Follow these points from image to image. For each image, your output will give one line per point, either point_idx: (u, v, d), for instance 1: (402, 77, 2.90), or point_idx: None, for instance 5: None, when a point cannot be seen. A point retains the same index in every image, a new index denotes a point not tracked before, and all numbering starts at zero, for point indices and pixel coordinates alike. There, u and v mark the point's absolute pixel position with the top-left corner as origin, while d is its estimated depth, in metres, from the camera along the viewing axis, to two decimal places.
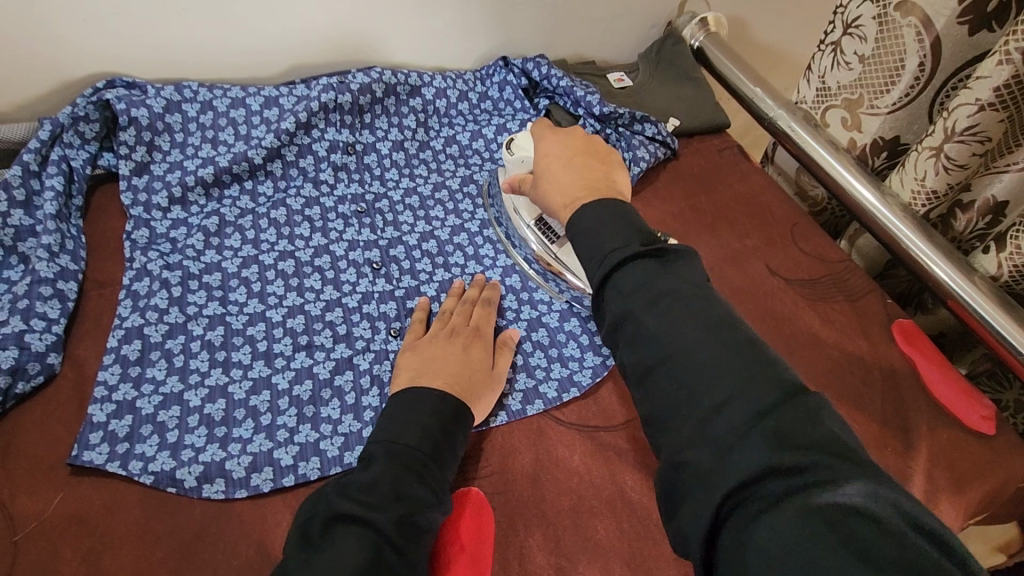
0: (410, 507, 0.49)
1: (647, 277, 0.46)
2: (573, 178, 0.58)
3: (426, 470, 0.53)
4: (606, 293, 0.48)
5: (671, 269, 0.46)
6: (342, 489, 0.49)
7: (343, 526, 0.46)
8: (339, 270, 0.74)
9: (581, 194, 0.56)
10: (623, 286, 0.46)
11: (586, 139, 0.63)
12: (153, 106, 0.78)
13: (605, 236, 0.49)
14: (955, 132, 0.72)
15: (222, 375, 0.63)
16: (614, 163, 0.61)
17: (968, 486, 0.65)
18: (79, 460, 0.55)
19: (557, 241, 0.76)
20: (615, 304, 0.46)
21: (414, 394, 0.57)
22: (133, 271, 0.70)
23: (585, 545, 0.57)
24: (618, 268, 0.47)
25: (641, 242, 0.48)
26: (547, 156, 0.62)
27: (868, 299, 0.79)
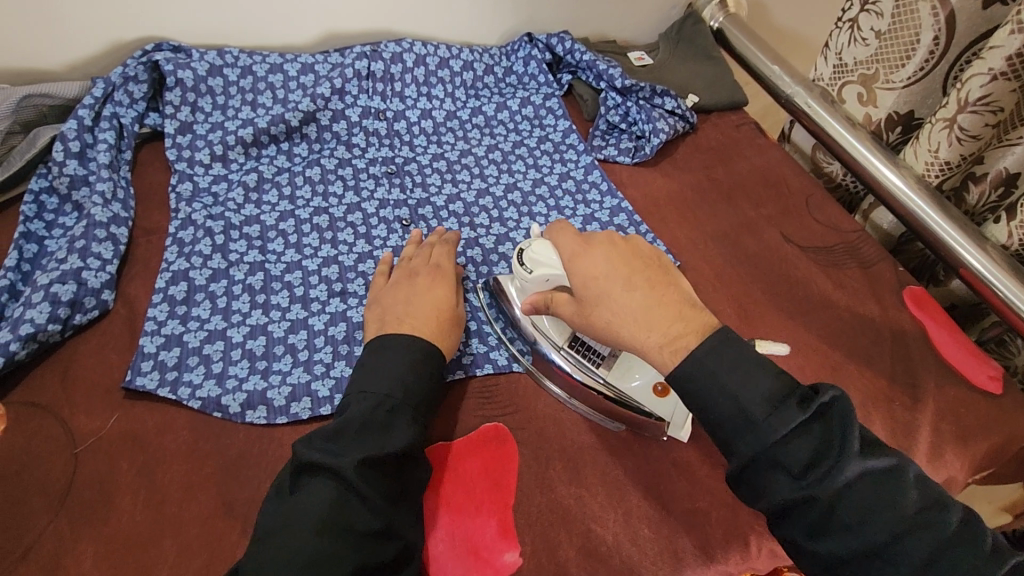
0: (367, 450, 0.50)
1: (817, 452, 0.44)
2: (648, 308, 0.52)
3: (397, 416, 0.54)
4: (768, 473, 0.45)
5: (838, 433, 0.45)
6: (307, 439, 0.51)
7: (311, 475, 0.49)
8: (371, 226, 0.78)
9: (679, 333, 0.50)
10: (794, 468, 0.44)
11: (629, 244, 0.55)
12: (198, 69, 0.82)
13: (743, 395, 0.47)
14: (967, 102, 0.74)
15: (262, 316, 0.67)
16: (671, 270, 0.56)
17: (973, 441, 0.67)
18: (132, 385, 0.60)
19: (603, 361, 0.62)
20: (785, 487, 0.44)
21: (381, 345, 0.58)
22: (178, 221, 0.74)
23: (604, 478, 0.60)
24: (780, 444, 0.45)
25: (795, 404, 0.46)
26: (596, 279, 0.54)
27: (880, 266, 0.81)
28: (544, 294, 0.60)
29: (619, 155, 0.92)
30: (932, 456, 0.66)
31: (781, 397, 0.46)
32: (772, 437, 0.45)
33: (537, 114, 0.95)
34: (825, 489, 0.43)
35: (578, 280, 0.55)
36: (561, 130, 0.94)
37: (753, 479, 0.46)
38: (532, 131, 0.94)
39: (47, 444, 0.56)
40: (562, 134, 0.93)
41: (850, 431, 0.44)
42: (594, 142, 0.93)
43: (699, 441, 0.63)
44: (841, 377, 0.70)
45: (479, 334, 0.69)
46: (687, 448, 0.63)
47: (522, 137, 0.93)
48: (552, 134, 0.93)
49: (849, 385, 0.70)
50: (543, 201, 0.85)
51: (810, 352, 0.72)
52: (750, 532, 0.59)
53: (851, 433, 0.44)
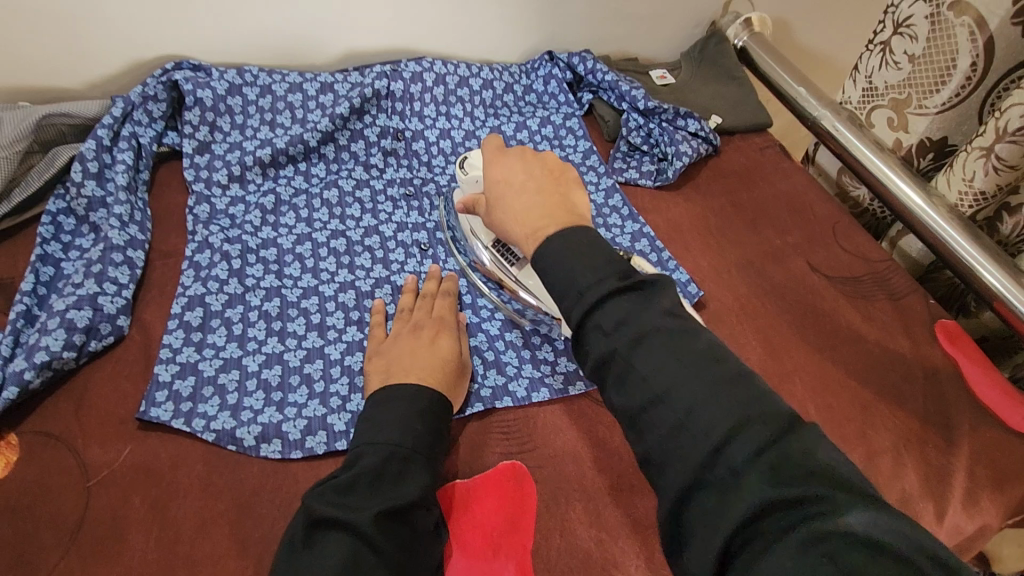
0: (385, 504, 0.48)
1: (629, 312, 0.44)
2: (528, 206, 0.53)
3: (410, 465, 0.52)
4: (584, 334, 0.45)
5: (651, 298, 0.44)
6: (319, 492, 0.49)
7: (324, 531, 0.47)
8: (388, 250, 0.77)
9: (545, 224, 0.50)
10: (606, 325, 0.44)
11: (539, 157, 0.57)
12: (217, 88, 0.81)
13: (577, 269, 0.46)
14: (1006, 132, 0.71)
15: (278, 344, 0.66)
16: (572, 183, 0.56)
17: (1010, 487, 0.65)
18: (146, 416, 0.59)
19: (516, 263, 0.69)
20: (599, 346, 0.44)
21: (380, 395, 0.57)
22: (195, 244, 0.73)
23: (625, 522, 0.58)
24: (597, 306, 0.44)
25: (616, 275, 0.45)
26: (498, 183, 0.57)
27: (910, 298, 0.79)
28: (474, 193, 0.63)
29: (640, 177, 0.90)
30: (966, 503, 0.63)
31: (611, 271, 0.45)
32: (586, 297, 0.44)
33: (557, 134, 0.94)
34: (629, 345, 0.43)
35: (488, 186, 0.58)
36: (581, 150, 0.92)
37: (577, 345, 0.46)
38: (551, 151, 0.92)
39: (60, 475, 0.56)
40: (582, 155, 0.92)
41: (661, 296, 0.45)
42: (614, 164, 0.91)
43: None
44: (870, 415, 0.68)
45: (497, 365, 0.67)
46: None
47: None
48: (572, 154, 0.92)
49: (877, 424, 0.68)
50: None
51: (837, 388, 0.70)
52: None
53: (664, 303, 0.44)
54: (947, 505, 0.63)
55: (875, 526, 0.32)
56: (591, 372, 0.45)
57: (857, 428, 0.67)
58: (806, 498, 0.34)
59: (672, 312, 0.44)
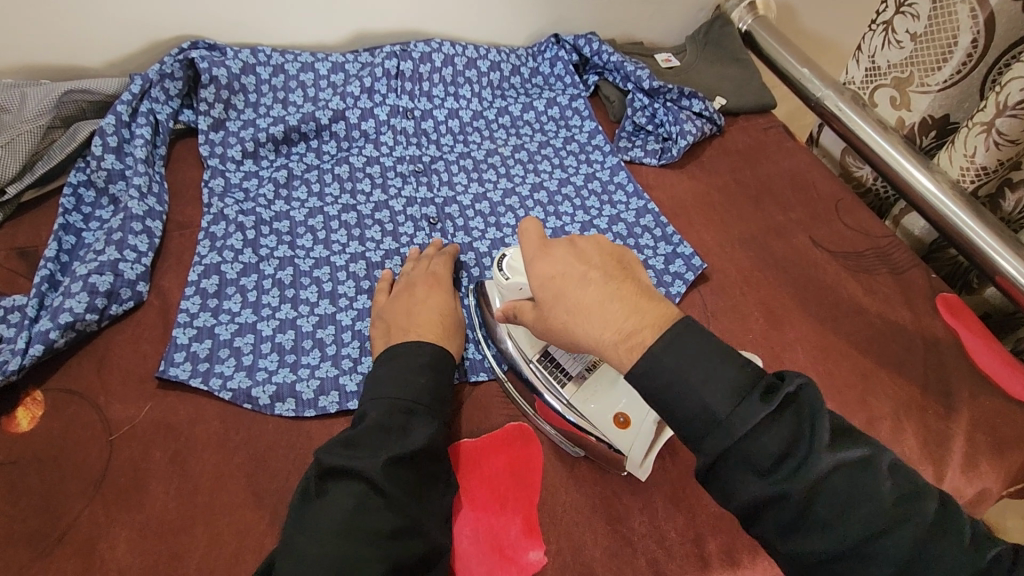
0: (391, 453, 0.51)
1: (785, 447, 0.42)
2: (603, 303, 0.49)
3: (414, 418, 0.54)
4: (737, 470, 0.43)
5: (808, 423, 0.43)
6: (328, 446, 0.52)
7: (333, 480, 0.49)
8: (398, 224, 0.79)
9: (636, 328, 0.47)
10: (762, 464, 0.42)
11: (591, 241, 0.53)
12: (232, 67, 0.83)
13: (707, 392, 0.44)
14: (1006, 106, 0.72)
15: (291, 310, 0.68)
16: (630, 264, 0.53)
17: (1009, 451, 0.66)
18: (166, 375, 0.61)
19: (572, 382, 0.60)
20: (756, 486, 0.42)
21: (390, 352, 0.59)
22: (211, 215, 0.75)
23: (629, 480, 0.59)
24: (749, 439, 0.42)
25: (759, 397, 0.43)
26: (553, 278, 0.52)
27: (911, 272, 0.80)
28: (520, 305, 0.57)
29: (645, 156, 0.91)
30: (967, 467, 0.64)
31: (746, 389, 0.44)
32: (735, 432, 0.42)
33: (563, 115, 0.96)
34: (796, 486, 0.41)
35: (537, 282, 0.53)
36: (588, 131, 0.94)
37: (723, 476, 0.44)
38: (557, 131, 0.94)
39: (84, 430, 0.58)
40: (589, 134, 0.93)
41: (820, 420, 0.43)
42: (619, 143, 0.93)
43: None
44: (871, 383, 0.69)
45: None
46: None
47: (548, 137, 0.93)
48: (578, 134, 0.93)
49: (880, 391, 0.69)
50: (568, 200, 0.85)
51: (838, 358, 0.71)
52: None
53: (821, 424, 0.43)
54: (947, 469, 0.64)
55: None
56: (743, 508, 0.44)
57: (858, 395, 0.68)
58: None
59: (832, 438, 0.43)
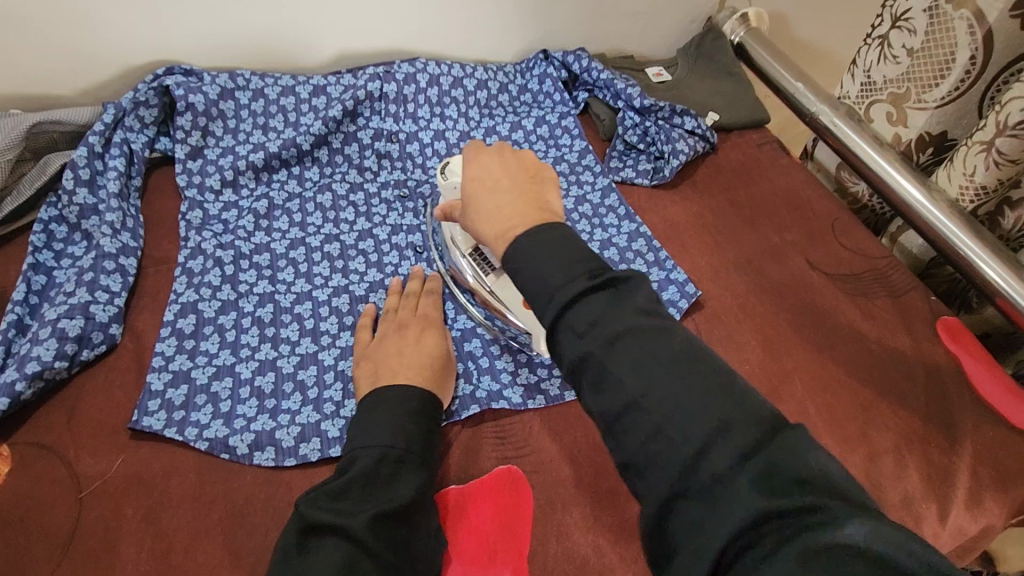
0: (379, 507, 0.49)
1: (601, 314, 0.42)
2: (501, 202, 0.51)
3: (403, 467, 0.53)
4: (558, 335, 0.43)
5: (624, 297, 0.43)
6: (312, 497, 0.49)
7: (318, 537, 0.47)
8: (382, 253, 0.77)
9: (514, 223, 0.49)
10: (578, 326, 0.42)
11: (516, 155, 0.55)
12: (209, 93, 0.81)
13: (547, 269, 0.44)
14: (1006, 126, 0.70)
15: (271, 350, 0.66)
16: (547, 181, 0.54)
17: (1013, 485, 0.64)
18: (139, 426, 0.58)
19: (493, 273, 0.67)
20: (570, 347, 0.42)
21: (377, 396, 0.57)
22: (188, 250, 0.72)
23: (622, 527, 0.57)
24: (570, 306, 0.43)
25: (587, 274, 0.44)
26: (472, 180, 0.54)
27: (911, 295, 0.78)
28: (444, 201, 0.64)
29: (637, 176, 0.89)
30: (971, 504, 0.62)
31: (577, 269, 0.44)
32: (556, 298, 0.43)
33: (552, 133, 0.93)
34: (602, 347, 0.42)
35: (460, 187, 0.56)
36: (577, 150, 0.92)
37: (551, 347, 0.44)
38: (547, 151, 0.92)
39: (53, 486, 0.55)
40: (578, 154, 0.91)
41: (637, 296, 0.43)
42: (610, 162, 0.91)
43: None
44: (871, 414, 0.67)
45: (491, 370, 0.67)
46: None
47: (537, 158, 0.91)
48: (568, 154, 0.91)
49: (880, 423, 0.67)
50: None
51: (837, 387, 0.69)
52: None
53: (639, 299, 0.43)
54: (950, 506, 0.62)
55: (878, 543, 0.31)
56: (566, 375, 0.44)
57: (858, 428, 0.66)
58: (804, 509, 0.34)
59: (648, 312, 0.43)
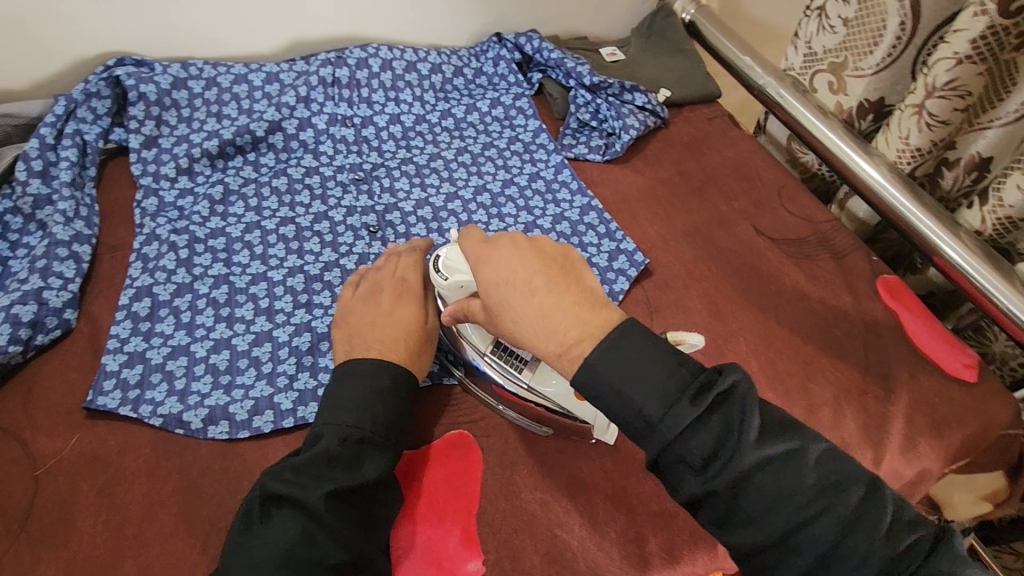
0: (338, 483, 0.50)
1: (716, 444, 0.44)
2: (547, 313, 0.49)
3: (367, 445, 0.54)
4: (674, 468, 0.45)
5: (736, 421, 0.45)
6: (276, 470, 0.51)
7: (278, 509, 0.49)
8: (337, 234, 0.78)
9: (575, 340, 0.48)
10: (694, 462, 0.44)
11: (535, 244, 0.52)
12: (161, 82, 0.82)
13: (639, 397, 0.46)
14: (935, 87, 0.72)
15: (226, 329, 0.67)
16: (576, 266, 0.53)
17: (948, 431, 0.66)
18: (94, 405, 0.60)
19: (527, 367, 0.60)
20: (692, 482, 0.45)
21: (352, 368, 0.57)
22: (143, 236, 0.73)
23: (570, 483, 0.59)
24: (679, 440, 0.44)
25: (689, 397, 0.45)
26: (496, 284, 0.51)
27: (853, 257, 0.80)
28: (461, 301, 0.58)
29: (589, 153, 0.91)
30: (905, 449, 0.65)
31: (675, 393, 0.45)
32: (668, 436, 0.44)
33: (507, 114, 0.95)
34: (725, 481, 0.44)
35: (481, 288, 0.52)
36: (532, 129, 0.93)
37: (663, 473, 0.46)
38: (501, 131, 0.93)
39: (10, 467, 0.57)
40: (533, 133, 0.93)
41: (747, 418, 0.45)
42: (564, 140, 0.92)
43: None
44: (813, 370, 0.70)
45: None
46: None
47: (492, 138, 0.92)
48: (523, 133, 0.93)
49: (820, 378, 0.69)
50: (512, 201, 0.85)
51: (781, 346, 0.72)
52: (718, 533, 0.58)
53: (749, 419, 0.45)
54: (886, 452, 0.65)
55: None
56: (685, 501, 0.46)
57: (799, 383, 0.69)
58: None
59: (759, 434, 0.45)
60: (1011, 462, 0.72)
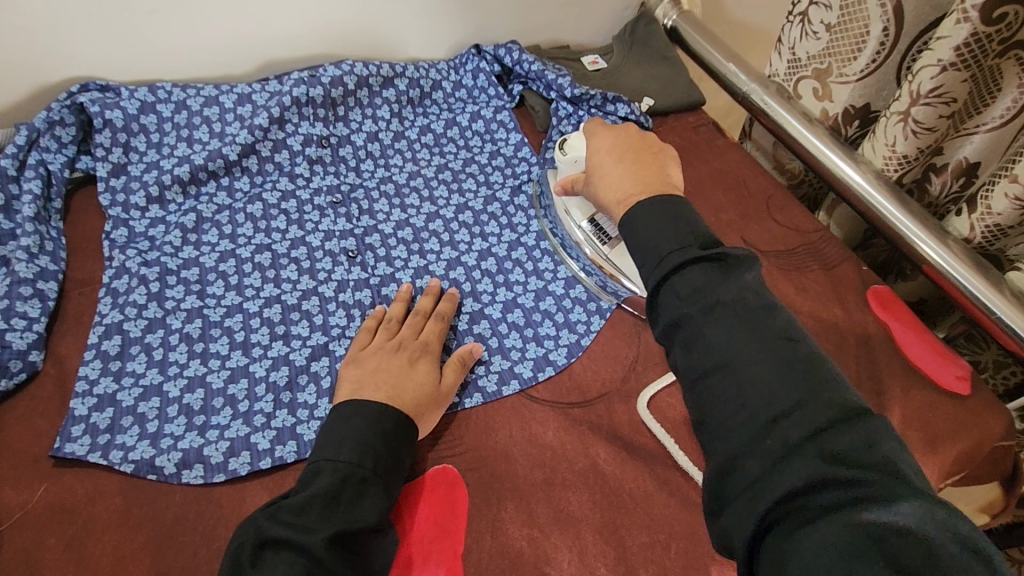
0: (340, 526, 0.48)
1: (706, 283, 0.47)
2: (626, 172, 0.61)
3: (367, 488, 0.52)
4: (661, 295, 0.49)
5: (732, 268, 0.48)
6: (273, 511, 0.49)
7: (273, 551, 0.46)
8: (315, 260, 0.75)
9: (635, 190, 0.58)
10: (681, 290, 0.48)
11: (638, 136, 0.67)
12: (128, 108, 0.79)
13: (658, 235, 0.51)
14: (920, 94, 0.71)
15: (200, 366, 0.65)
16: (667, 159, 0.64)
17: (943, 447, 0.65)
18: (61, 453, 0.57)
19: (610, 243, 0.74)
20: (671, 308, 0.48)
21: (356, 407, 0.56)
22: (112, 270, 0.71)
23: (558, 517, 0.58)
24: (676, 271, 0.48)
25: (700, 245, 0.50)
26: (599, 153, 0.66)
27: (842, 267, 0.79)
28: (572, 173, 0.73)
29: None
30: None
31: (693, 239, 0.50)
32: (666, 264, 0.49)
33: (488, 128, 0.93)
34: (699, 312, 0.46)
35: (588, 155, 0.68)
36: (513, 143, 0.91)
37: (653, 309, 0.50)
38: (482, 146, 0.92)
39: None
40: (514, 147, 0.91)
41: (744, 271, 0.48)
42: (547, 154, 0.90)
43: (652, 467, 0.62)
44: None
45: (501, 350, 0.69)
46: (642, 477, 0.61)
47: (472, 154, 0.90)
48: (504, 148, 0.91)
49: None
50: (495, 219, 0.82)
51: None
52: (710, 564, 0.56)
53: (747, 269, 0.48)
54: None
55: (926, 520, 0.34)
56: (662, 333, 0.48)
57: None
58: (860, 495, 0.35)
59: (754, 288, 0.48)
60: (1006, 474, 0.71)
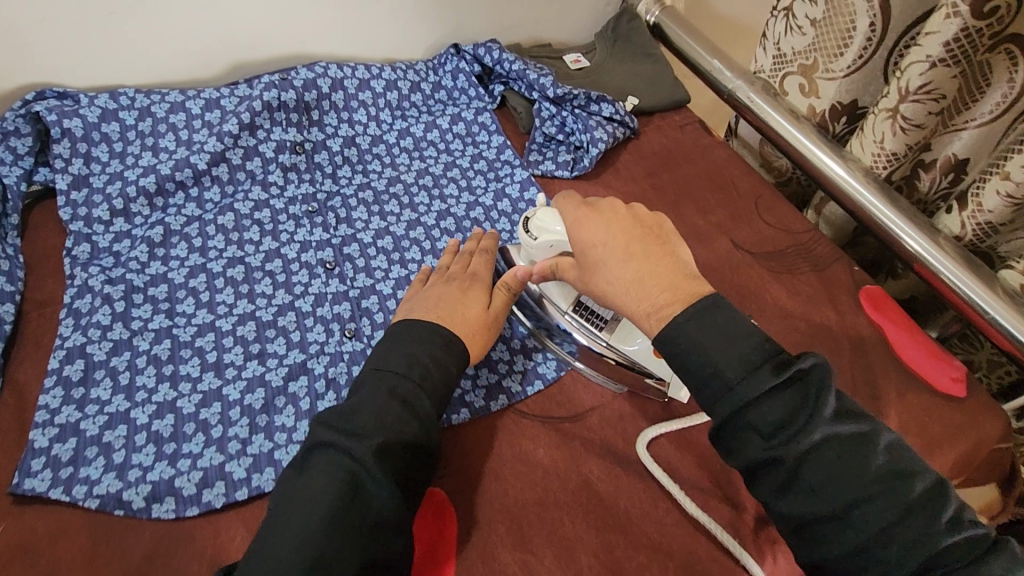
0: (387, 436, 0.50)
1: (790, 414, 0.44)
2: (643, 276, 0.52)
3: (411, 399, 0.54)
4: (739, 434, 0.46)
5: (814, 399, 0.44)
6: (325, 420, 0.52)
7: (321, 455, 0.49)
8: (291, 273, 0.72)
9: (669, 304, 0.50)
10: (764, 428, 0.44)
11: (630, 212, 0.56)
12: (88, 116, 0.75)
13: (720, 359, 0.47)
14: (909, 91, 0.70)
15: (170, 390, 0.61)
16: (667, 236, 0.56)
17: (942, 450, 0.63)
18: (19, 489, 0.54)
19: (606, 326, 0.65)
20: (756, 448, 0.45)
21: (407, 328, 0.59)
22: (74, 289, 0.67)
23: (551, 539, 0.55)
24: (751, 406, 0.45)
25: (771, 368, 0.45)
26: (596, 246, 0.55)
27: (834, 268, 0.77)
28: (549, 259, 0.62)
29: (557, 168, 0.87)
30: None
31: (757, 361, 0.46)
32: (743, 399, 0.45)
33: (469, 131, 0.90)
34: (793, 452, 0.44)
35: (578, 247, 0.56)
36: (495, 146, 0.89)
37: (728, 437, 0.47)
38: (464, 149, 0.89)
39: None
40: (497, 150, 0.88)
41: (825, 396, 0.44)
42: (530, 157, 0.87)
43: (647, 482, 0.60)
44: None
45: (488, 364, 0.66)
46: (638, 493, 0.59)
47: (454, 157, 0.87)
48: (486, 151, 0.88)
49: None
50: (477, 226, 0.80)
51: None
52: None
53: (830, 394, 0.45)
54: None
55: None
56: (742, 468, 0.46)
57: None
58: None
59: (838, 414, 0.45)
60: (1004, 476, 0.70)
